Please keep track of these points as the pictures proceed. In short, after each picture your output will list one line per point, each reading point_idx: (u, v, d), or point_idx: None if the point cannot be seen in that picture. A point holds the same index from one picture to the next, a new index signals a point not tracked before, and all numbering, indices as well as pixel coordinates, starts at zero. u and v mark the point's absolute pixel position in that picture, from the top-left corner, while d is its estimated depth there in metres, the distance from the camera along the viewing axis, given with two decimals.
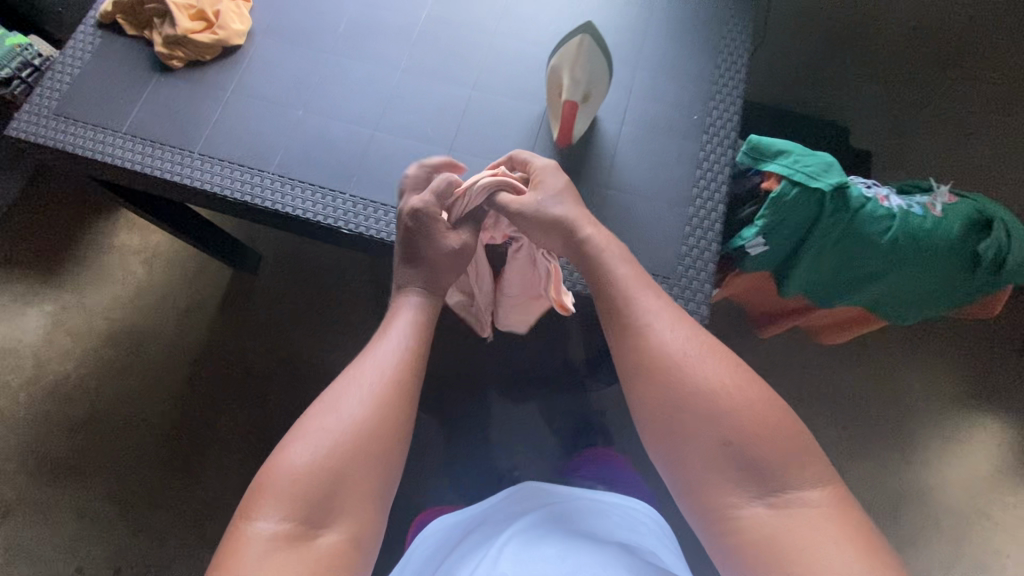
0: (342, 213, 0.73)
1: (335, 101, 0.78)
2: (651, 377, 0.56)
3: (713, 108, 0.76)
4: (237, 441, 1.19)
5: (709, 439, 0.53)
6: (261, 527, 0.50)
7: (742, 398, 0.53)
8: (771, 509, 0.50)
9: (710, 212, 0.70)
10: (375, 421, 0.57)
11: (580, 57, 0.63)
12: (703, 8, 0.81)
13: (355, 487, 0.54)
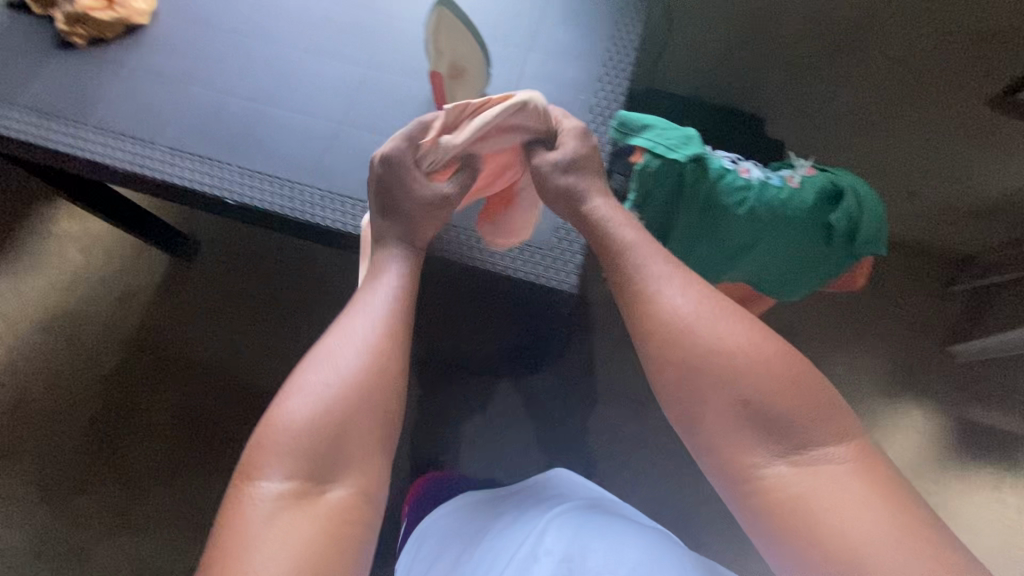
0: (228, 183, 0.72)
1: (232, 77, 0.77)
2: (665, 344, 0.53)
3: (599, 90, 0.77)
4: (166, 427, 1.22)
5: (725, 400, 0.51)
6: (268, 486, 0.50)
7: (759, 356, 0.51)
8: (797, 467, 0.48)
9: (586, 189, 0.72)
10: (371, 373, 0.56)
11: (442, 31, 0.63)
12: None
13: (358, 440, 0.54)
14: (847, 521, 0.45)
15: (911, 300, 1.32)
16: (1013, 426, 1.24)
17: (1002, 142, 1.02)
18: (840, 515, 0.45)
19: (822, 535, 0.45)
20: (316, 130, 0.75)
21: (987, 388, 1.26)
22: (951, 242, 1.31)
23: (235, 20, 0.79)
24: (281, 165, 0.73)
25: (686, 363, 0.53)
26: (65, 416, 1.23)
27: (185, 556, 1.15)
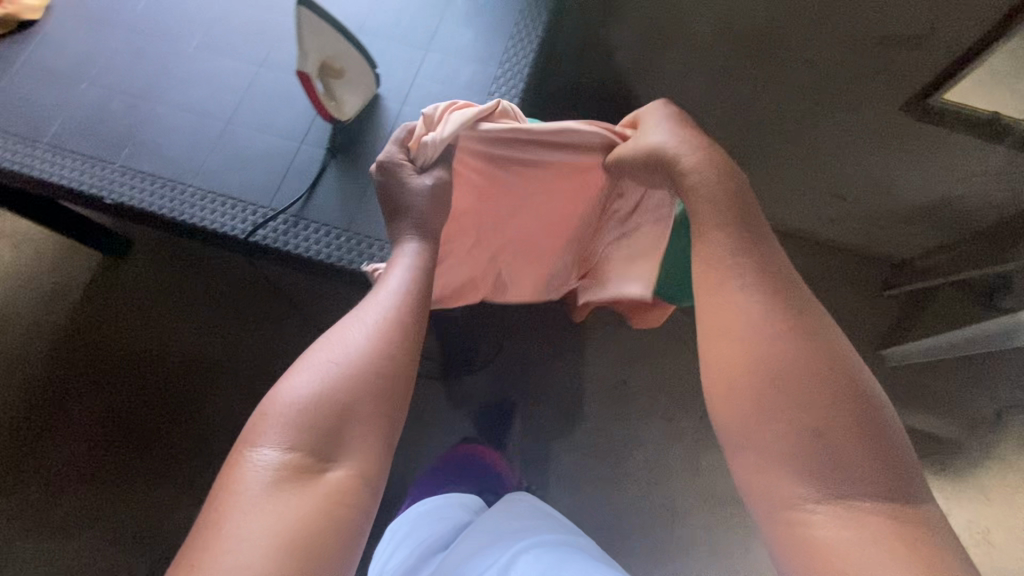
0: (105, 182, 0.69)
1: (120, 74, 0.75)
2: (736, 348, 0.51)
3: (493, 90, 0.77)
4: (93, 427, 1.20)
5: (787, 421, 0.48)
6: (267, 459, 0.48)
7: (831, 387, 0.48)
8: (841, 511, 0.45)
9: None
10: (379, 355, 0.53)
11: (306, 30, 0.62)
12: None
13: (363, 422, 0.51)
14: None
15: (845, 303, 1.33)
16: (944, 429, 1.24)
17: (922, 148, 1.03)
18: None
19: None
20: (202, 128, 0.73)
21: (919, 389, 1.27)
22: (885, 245, 1.32)
23: (129, 15, 0.78)
24: (162, 163, 0.71)
25: (759, 372, 0.49)
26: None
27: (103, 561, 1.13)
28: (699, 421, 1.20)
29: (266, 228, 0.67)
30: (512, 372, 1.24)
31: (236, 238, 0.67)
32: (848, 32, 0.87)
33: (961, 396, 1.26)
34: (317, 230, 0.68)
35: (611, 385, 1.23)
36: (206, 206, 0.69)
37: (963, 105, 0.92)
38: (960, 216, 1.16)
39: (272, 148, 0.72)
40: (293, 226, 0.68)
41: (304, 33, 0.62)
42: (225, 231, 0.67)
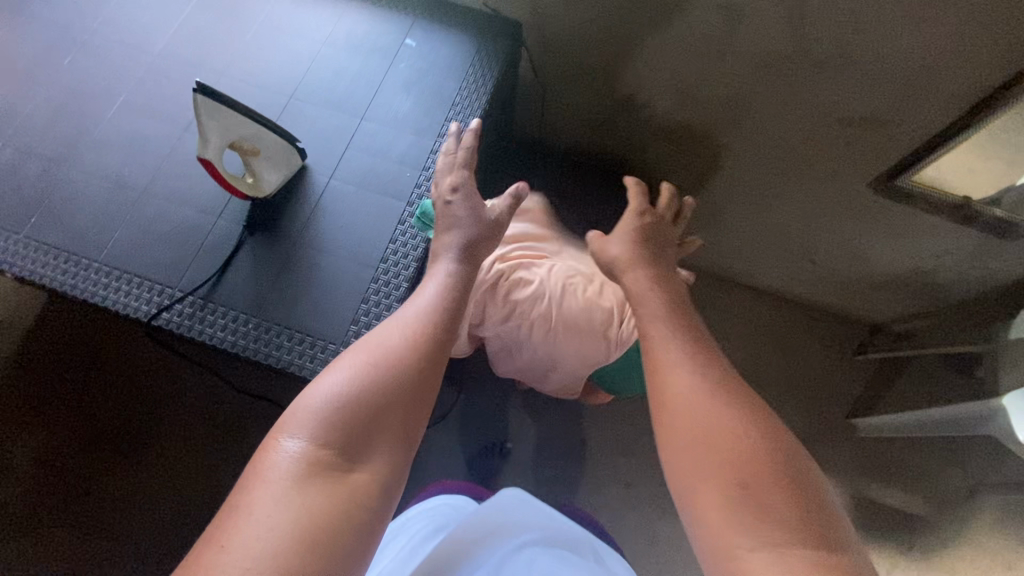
0: (8, 254, 0.66)
1: (37, 135, 0.71)
2: (677, 400, 0.48)
3: (429, 164, 0.73)
4: (19, 473, 1.10)
5: (726, 467, 0.43)
6: (295, 449, 0.44)
7: (765, 440, 0.44)
8: (781, 569, 0.38)
9: (391, 289, 0.66)
10: (413, 360, 0.50)
11: (202, 114, 0.59)
12: (446, 63, 0.79)
13: (392, 422, 0.47)
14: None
15: (819, 368, 1.28)
16: (913, 506, 1.19)
17: (894, 223, 0.98)
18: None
19: None
20: (116, 196, 0.69)
21: (888, 462, 1.22)
22: (858, 309, 1.26)
23: (50, 71, 0.74)
24: (72, 235, 0.67)
25: (688, 414, 0.46)
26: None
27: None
28: (655, 488, 1.15)
29: (171, 311, 0.64)
30: (461, 432, 1.16)
31: (139, 321, 0.64)
32: (814, 108, 0.83)
33: (932, 471, 1.21)
34: (225, 315, 0.65)
35: (564, 448, 1.17)
36: (113, 285, 0.65)
37: (931, 186, 0.89)
38: (934, 287, 1.11)
39: (187, 223, 0.68)
40: (200, 309, 0.65)
41: (201, 117, 0.59)
42: (130, 314, 0.64)
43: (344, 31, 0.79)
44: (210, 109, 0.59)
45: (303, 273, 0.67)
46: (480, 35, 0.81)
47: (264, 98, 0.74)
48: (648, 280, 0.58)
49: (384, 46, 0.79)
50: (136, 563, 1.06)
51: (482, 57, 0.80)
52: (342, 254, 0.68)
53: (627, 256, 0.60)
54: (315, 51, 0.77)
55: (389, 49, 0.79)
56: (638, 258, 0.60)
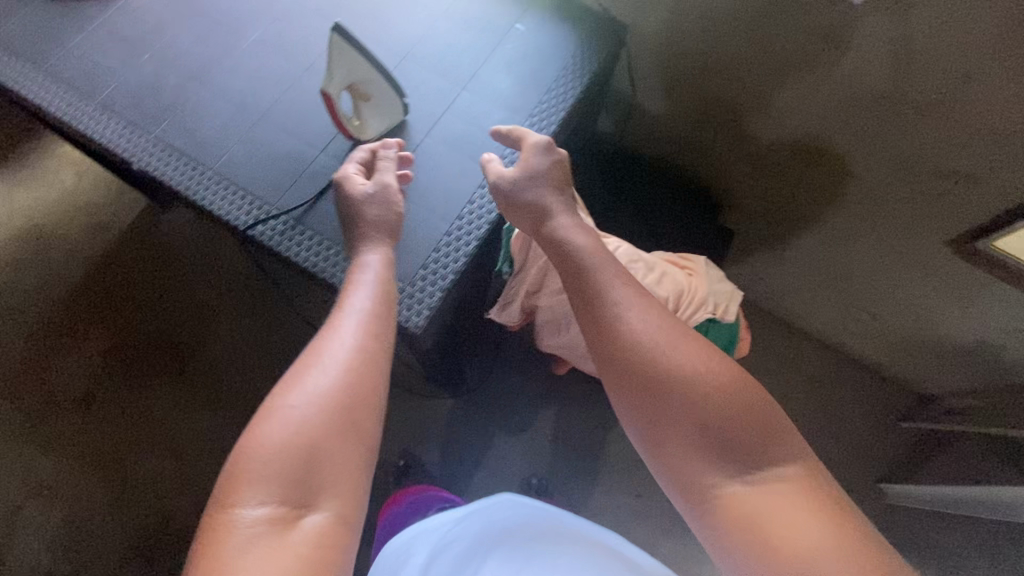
0: (138, 149, 0.75)
1: (179, 52, 0.80)
2: (636, 377, 0.55)
3: (516, 138, 0.78)
4: (94, 355, 1.25)
5: (689, 424, 0.53)
6: (253, 510, 0.49)
7: (718, 385, 0.53)
8: (750, 488, 0.51)
9: (463, 241, 0.71)
10: (343, 397, 0.55)
11: (336, 56, 0.67)
12: (549, 50, 0.84)
13: (336, 463, 0.53)
14: (809, 541, 0.47)
15: (857, 425, 1.25)
16: None
17: (965, 290, 0.95)
18: (798, 539, 0.47)
19: (772, 541, 0.48)
20: (237, 118, 0.77)
21: (911, 535, 1.17)
22: (908, 372, 1.22)
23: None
24: (194, 142, 0.76)
25: (649, 394, 0.55)
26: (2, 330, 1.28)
27: (64, 493, 1.16)
28: (666, 505, 1.15)
29: (265, 225, 0.71)
30: (487, 408, 1.20)
31: (238, 229, 0.71)
32: (902, 155, 0.83)
33: (960, 557, 1.15)
34: (311, 237, 0.71)
35: (580, 447, 1.19)
36: (218, 193, 0.73)
37: (1011, 255, 0.84)
38: (994, 366, 1.06)
39: (293, 151, 0.75)
40: (289, 229, 0.71)
41: (334, 58, 0.67)
42: (230, 221, 0.72)
43: (461, 6, 0.85)
44: (341, 51, 0.67)
45: None
46: (584, 30, 0.85)
47: (378, 53, 0.81)
48: (572, 225, 0.65)
49: (495, 25, 0.84)
50: (174, 460, 1.17)
51: (582, 51, 0.84)
52: (424, 205, 0.73)
53: (554, 202, 0.66)
54: (431, 20, 0.84)
55: (499, 29, 0.84)
56: (566, 206, 0.67)
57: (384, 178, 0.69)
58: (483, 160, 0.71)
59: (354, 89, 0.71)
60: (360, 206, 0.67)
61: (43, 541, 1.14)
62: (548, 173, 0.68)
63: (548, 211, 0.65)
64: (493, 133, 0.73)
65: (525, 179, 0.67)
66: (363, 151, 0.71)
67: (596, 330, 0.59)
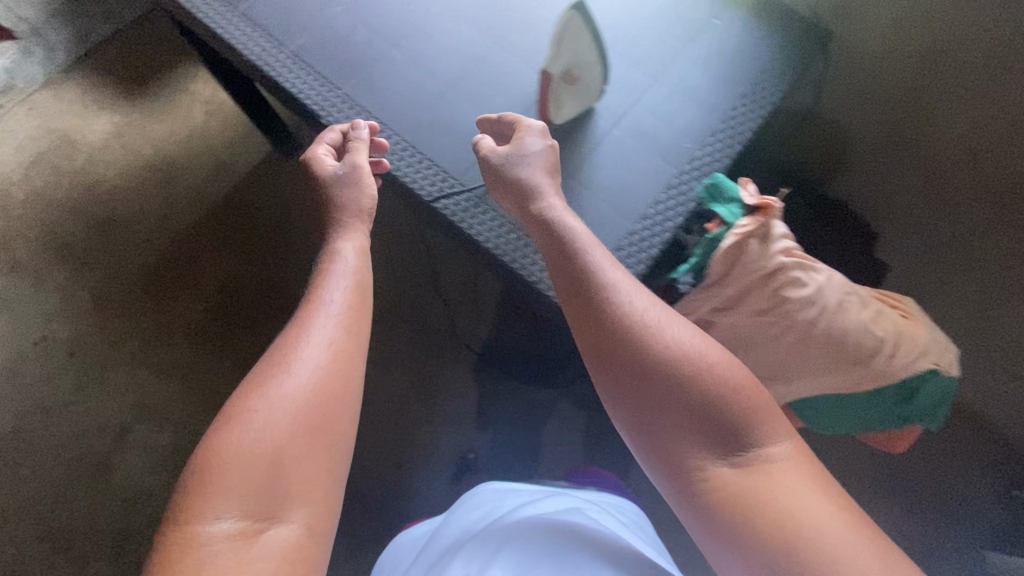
0: (326, 103, 0.75)
1: (371, 8, 0.79)
2: (631, 369, 0.57)
3: (708, 140, 0.74)
4: (209, 291, 1.30)
5: (680, 407, 0.56)
6: (217, 524, 0.50)
7: (710, 373, 0.55)
8: (735, 471, 0.54)
9: (649, 241, 0.68)
10: (314, 405, 0.57)
11: (569, 32, 0.67)
12: (746, 50, 0.79)
13: (303, 472, 0.54)
14: (805, 511, 0.50)
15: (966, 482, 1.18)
16: None
17: None
18: (796, 511, 0.50)
19: (774, 515, 0.51)
20: (426, 85, 0.76)
21: None
22: None
23: None
24: (382, 104, 0.75)
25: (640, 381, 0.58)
26: (124, 254, 1.33)
27: (169, 418, 1.21)
28: None
29: (450, 200, 0.71)
30: (583, 400, 1.20)
31: (423, 199, 0.71)
32: None
33: None
34: (493, 217, 0.70)
35: None
36: (403, 160, 0.73)
37: None
38: None
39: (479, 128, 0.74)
40: (470, 204, 0.71)
41: (563, 35, 0.67)
42: (415, 192, 0.72)
43: None
44: (573, 31, 0.67)
45: (571, 202, 0.70)
46: (789, 33, 0.80)
47: None
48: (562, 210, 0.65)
49: (691, 18, 0.80)
50: None
51: (783, 55, 0.79)
52: (609, 200, 0.70)
53: (544, 182, 0.66)
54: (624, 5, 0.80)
55: (695, 22, 0.80)
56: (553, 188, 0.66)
57: (355, 158, 0.70)
58: (476, 143, 0.70)
59: (563, 79, 0.69)
60: (332, 185, 0.70)
61: (149, 461, 1.19)
62: (539, 158, 0.68)
63: (538, 191, 0.64)
64: (482, 121, 0.72)
65: (517, 160, 0.67)
66: (335, 132, 0.72)
67: (585, 329, 0.61)
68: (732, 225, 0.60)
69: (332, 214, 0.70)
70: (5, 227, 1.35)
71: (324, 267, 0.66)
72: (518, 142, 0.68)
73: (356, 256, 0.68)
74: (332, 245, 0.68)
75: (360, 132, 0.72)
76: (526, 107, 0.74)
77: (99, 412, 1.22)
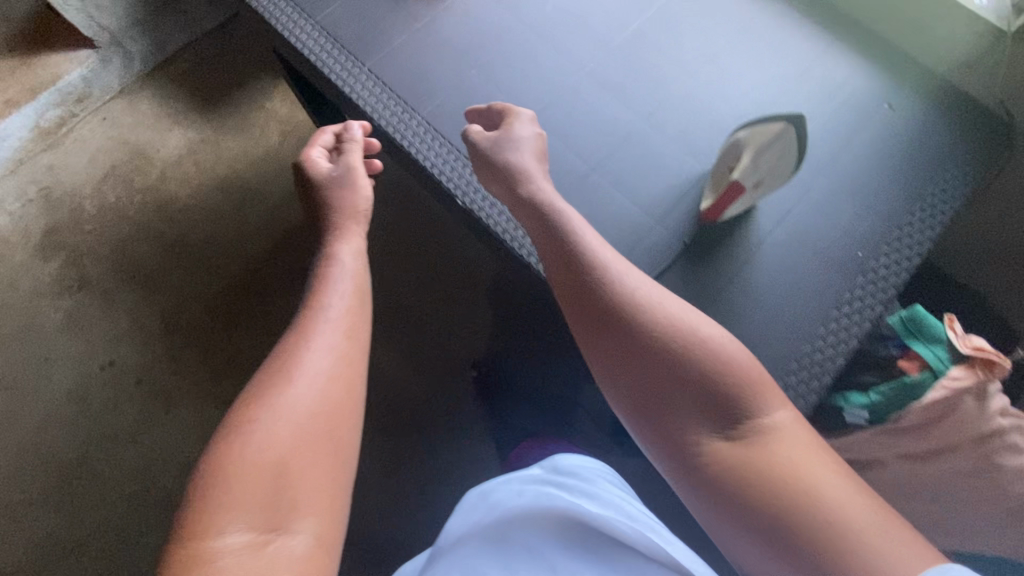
0: (462, 181, 0.71)
1: (510, 75, 0.74)
2: (625, 357, 0.55)
3: (884, 247, 0.66)
4: (280, 324, 1.26)
5: (666, 378, 0.53)
6: (224, 539, 0.44)
7: (696, 340, 0.54)
8: (728, 443, 0.50)
9: (826, 361, 0.62)
10: (321, 406, 0.52)
11: (777, 144, 0.60)
12: (923, 139, 0.71)
13: (314, 475, 0.49)
14: (813, 477, 0.47)
15: None
16: None
17: None
18: (802, 476, 0.47)
19: (776, 481, 0.47)
20: (567, 165, 0.70)
21: None
22: None
23: (532, 17, 0.76)
24: None
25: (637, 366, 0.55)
26: (193, 278, 1.30)
27: None
28: None
29: None
30: None
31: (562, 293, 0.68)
32: None
33: None
34: None
35: None
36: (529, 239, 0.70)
37: None
38: None
39: (629, 219, 0.68)
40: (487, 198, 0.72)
41: (771, 146, 0.60)
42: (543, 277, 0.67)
43: (821, 70, 0.74)
44: (783, 143, 0.59)
45: (736, 315, 0.63)
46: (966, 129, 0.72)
47: (726, 114, 0.72)
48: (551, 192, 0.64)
49: (860, 104, 0.72)
50: None
51: (968, 151, 0.70)
52: (771, 305, 0.64)
53: (532, 167, 0.65)
54: (785, 84, 0.73)
55: (862, 103, 0.72)
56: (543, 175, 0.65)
57: (348, 158, 0.71)
58: (466, 131, 0.69)
59: (750, 181, 0.62)
60: (323, 175, 0.70)
61: None
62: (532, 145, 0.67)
63: (528, 176, 0.63)
64: (469, 112, 0.71)
65: (507, 143, 0.66)
66: (328, 135, 0.73)
67: (577, 320, 0.59)
68: (941, 373, 0.55)
69: (331, 208, 0.68)
70: (76, 242, 1.32)
71: (325, 266, 0.64)
72: (507, 127, 0.67)
73: (354, 259, 0.65)
74: (331, 248, 0.65)
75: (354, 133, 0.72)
76: (678, 198, 0.68)
77: (162, 444, 1.19)
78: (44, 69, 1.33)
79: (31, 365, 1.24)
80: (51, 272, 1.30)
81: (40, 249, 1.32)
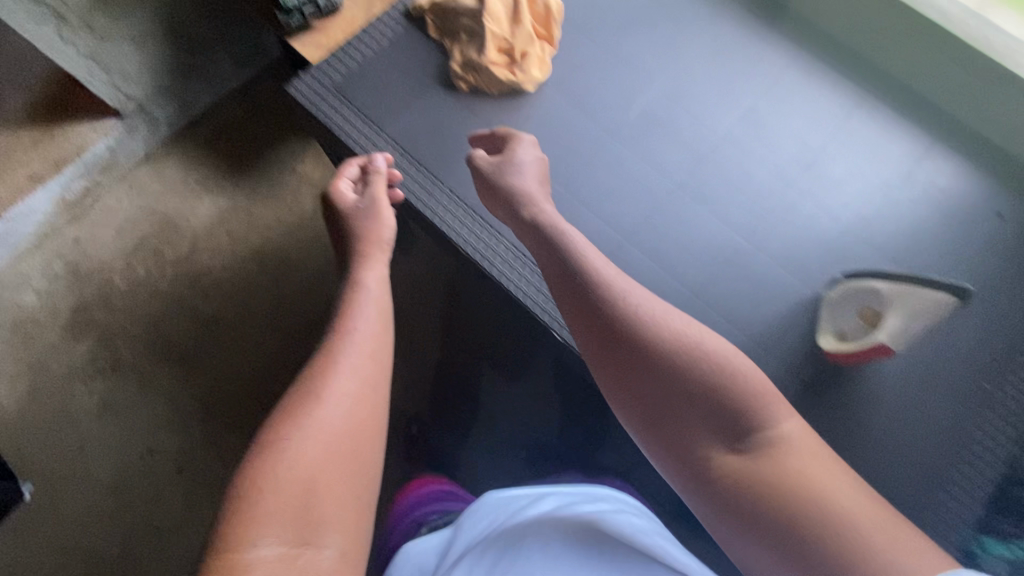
0: (558, 315, 0.84)
1: (607, 201, 0.92)
2: (631, 367, 0.60)
3: (970, 374, 0.84)
4: None
5: (676, 392, 0.58)
6: (257, 550, 0.47)
7: (701, 350, 0.59)
8: (736, 456, 0.54)
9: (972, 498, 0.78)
10: (349, 428, 0.58)
11: (929, 306, 0.79)
12: (961, 258, 0.89)
13: (338, 493, 0.53)
14: (826, 490, 0.50)
15: None
16: None
17: None
18: (818, 488, 0.50)
19: (788, 495, 0.50)
20: (674, 287, 0.88)
21: None
22: None
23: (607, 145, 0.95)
24: None
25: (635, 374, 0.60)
26: (230, 355, 1.25)
27: None
28: None
29: None
30: None
31: None
32: None
33: None
34: None
35: None
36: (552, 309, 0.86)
37: None
38: None
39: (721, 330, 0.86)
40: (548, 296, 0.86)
41: (927, 311, 0.79)
42: None
43: (847, 186, 0.94)
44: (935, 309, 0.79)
45: (867, 437, 0.81)
46: (978, 243, 0.90)
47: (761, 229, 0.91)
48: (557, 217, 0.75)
49: (863, 210, 0.93)
50: None
51: (1000, 266, 0.88)
52: (899, 450, 0.81)
53: (537, 191, 0.80)
54: (814, 207, 0.93)
55: (890, 218, 0.92)
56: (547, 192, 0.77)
57: (372, 189, 0.83)
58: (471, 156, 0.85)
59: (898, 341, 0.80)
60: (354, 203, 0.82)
61: None
62: (530, 167, 0.83)
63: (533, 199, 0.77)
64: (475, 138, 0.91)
65: (511, 167, 0.83)
66: (355, 166, 0.86)
67: (585, 326, 0.66)
68: None
69: (357, 241, 0.78)
70: (106, 319, 1.28)
71: (351, 295, 0.71)
72: (505, 156, 0.84)
73: (378, 284, 0.74)
74: (357, 275, 0.74)
75: (378, 166, 0.86)
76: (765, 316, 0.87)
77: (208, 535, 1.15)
78: (67, 139, 1.27)
79: (66, 454, 1.19)
80: (82, 353, 1.25)
81: (68, 328, 1.27)
